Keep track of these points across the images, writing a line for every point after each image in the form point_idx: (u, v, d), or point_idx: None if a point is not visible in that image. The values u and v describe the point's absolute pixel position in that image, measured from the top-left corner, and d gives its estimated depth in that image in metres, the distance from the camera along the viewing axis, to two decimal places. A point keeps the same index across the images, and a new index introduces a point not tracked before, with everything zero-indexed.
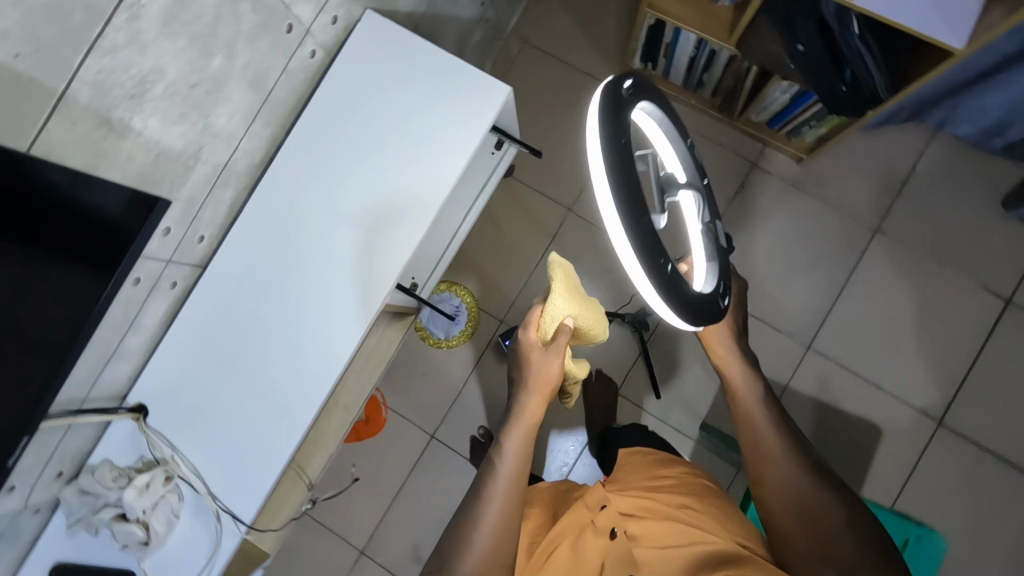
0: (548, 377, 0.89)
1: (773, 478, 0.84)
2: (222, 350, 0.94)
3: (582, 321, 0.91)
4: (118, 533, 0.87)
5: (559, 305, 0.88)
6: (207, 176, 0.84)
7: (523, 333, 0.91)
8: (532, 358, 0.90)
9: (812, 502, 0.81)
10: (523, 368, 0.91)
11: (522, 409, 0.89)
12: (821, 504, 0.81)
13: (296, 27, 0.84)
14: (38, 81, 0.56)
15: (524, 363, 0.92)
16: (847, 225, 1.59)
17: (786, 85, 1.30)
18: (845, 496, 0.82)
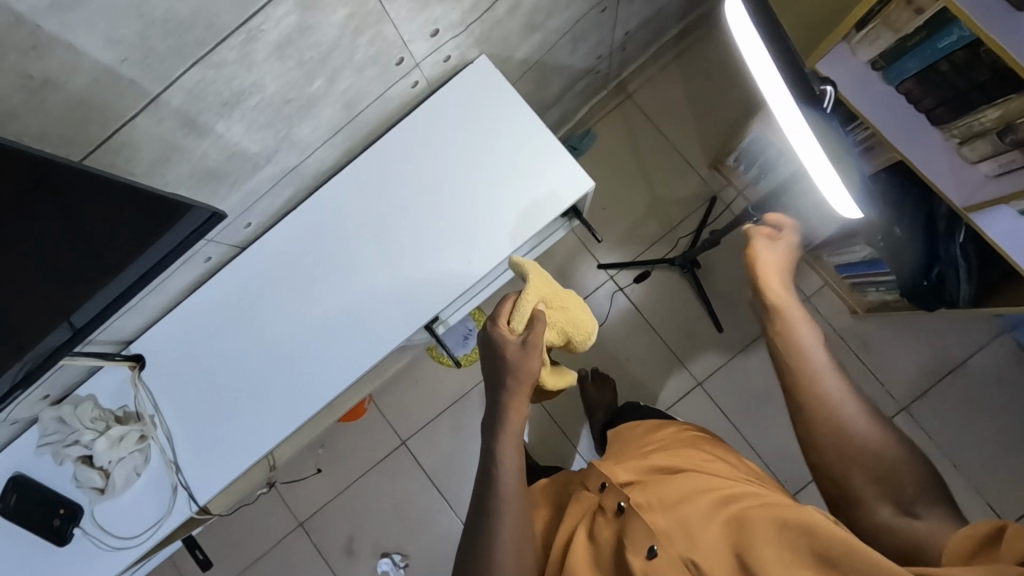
0: (528, 376, 0.81)
1: (834, 437, 0.69)
2: (232, 334, 0.94)
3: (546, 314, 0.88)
4: (80, 472, 0.90)
5: (531, 298, 0.83)
6: (273, 176, 0.83)
7: (492, 330, 0.82)
8: (506, 356, 0.81)
9: (872, 458, 0.68)
10: (496, 368, 0.82)
11: (506, 410, 0.81)
12: (887, 461, 0.67)
13: (406, 61, 0.82)
14: (137, 85, 0.55)
15: (496, 365, 0.82)
16: (874, 392, 1.54)
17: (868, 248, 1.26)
18: (903, 442, 0.68)
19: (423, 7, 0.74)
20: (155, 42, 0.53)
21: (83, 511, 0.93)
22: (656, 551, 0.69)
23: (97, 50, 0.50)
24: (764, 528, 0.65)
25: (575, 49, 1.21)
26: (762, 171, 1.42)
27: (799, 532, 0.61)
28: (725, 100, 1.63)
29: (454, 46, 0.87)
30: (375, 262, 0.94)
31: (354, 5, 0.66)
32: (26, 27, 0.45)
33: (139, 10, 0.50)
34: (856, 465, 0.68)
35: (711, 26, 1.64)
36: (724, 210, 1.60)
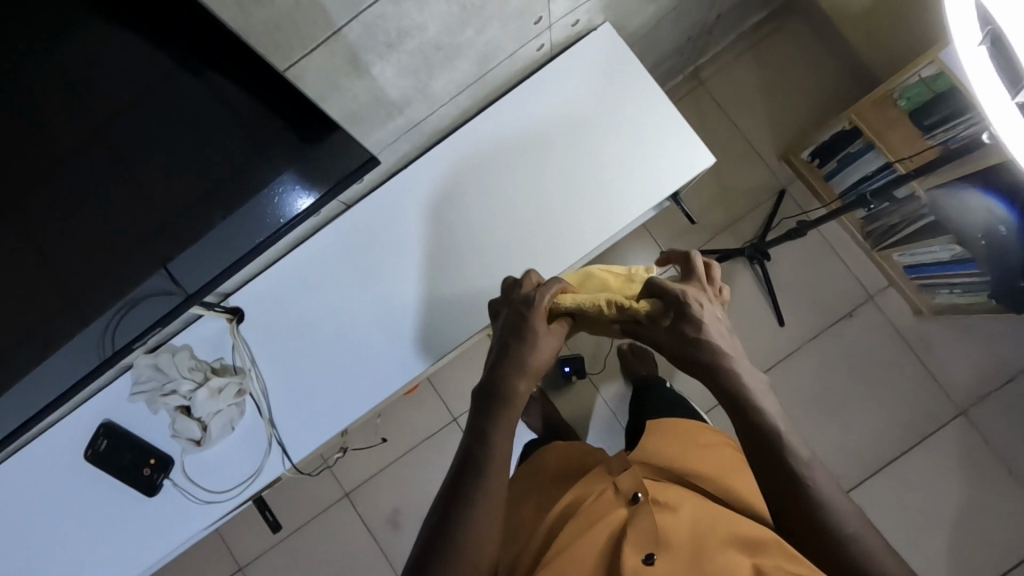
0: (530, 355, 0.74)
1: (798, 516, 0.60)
2: (334, 294, 0.93)
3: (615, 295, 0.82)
4: (178, 422, 0.88)
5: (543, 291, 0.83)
6: (397, 131, 0.82)
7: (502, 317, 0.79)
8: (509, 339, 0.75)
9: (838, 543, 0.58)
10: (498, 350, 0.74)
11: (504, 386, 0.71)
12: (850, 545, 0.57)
13: (543, 21, 0.80)
14: (327, 13, 0.54)
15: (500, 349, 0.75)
16: (932, 395, 1.53)
17: (948, 249, 1.24)
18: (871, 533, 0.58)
19: None
20: None
21: (174, 463, 0.92)
22: (653, 563, 0.66)
23: None
24: (774, 573, 0.60)
25: (674, 27, 1.19)
26: (841, 165, 1.40)
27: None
28: (799, 94, 1.61)
29: (586, 9, 0.85)
30: (481, 227, 0.92)
31: None
32: None
33: None
34: (807, 530, 0.59)
35: (789, 18, 1.63)
36: (792, 204, 1.58)
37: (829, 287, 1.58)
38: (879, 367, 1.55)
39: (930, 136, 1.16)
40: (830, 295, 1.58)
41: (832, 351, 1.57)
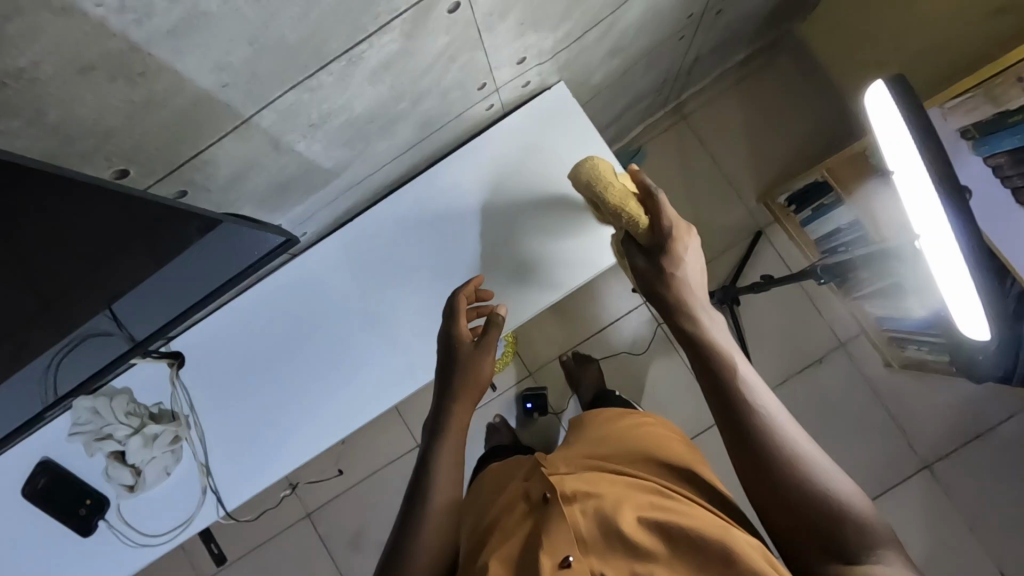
0: (480, 377, 0.77)
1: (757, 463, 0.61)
2: (273, 344, 0.92)
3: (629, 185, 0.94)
4: (112, 468, 0.88)
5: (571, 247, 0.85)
6: (338, 190, 0.80)
7: (453, 326, 0.80)
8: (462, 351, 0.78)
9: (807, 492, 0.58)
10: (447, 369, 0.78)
11: (450, 418, 0.75)
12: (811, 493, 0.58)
13: (488, 86, 0.78)
14: (232, 107, 0.52)
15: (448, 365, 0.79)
16: (898, 447, 1.51)
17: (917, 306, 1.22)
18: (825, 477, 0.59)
19: (519, 36, 0.70)
20: (259, 66, 0.49)
21: (109, 504, 0.92)
22: (570, 565, 0.57)
23: (203, 75, 0.47)
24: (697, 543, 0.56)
25: (646, 73, 1.17)
26: (816, 214, 1.38)
27: (723, 559, 0.55)
28: (781, 134, 1.58)
29: (537, 71, 0.83)
30: (423, 283, 0.90)
31: (455, 35, 0.62)
32: (138, 54, 0.41)
33: (253, 37, 0.46)
34: (761, 475, 0.60)
35: (775, 55, 1.59)
36: (768, 246, 1.56)
37: (801, 331, 1.57)
38: (847, 415, 1.53)
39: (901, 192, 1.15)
40: (802, 340, 1.56)
41: (801, 397, 1.55)
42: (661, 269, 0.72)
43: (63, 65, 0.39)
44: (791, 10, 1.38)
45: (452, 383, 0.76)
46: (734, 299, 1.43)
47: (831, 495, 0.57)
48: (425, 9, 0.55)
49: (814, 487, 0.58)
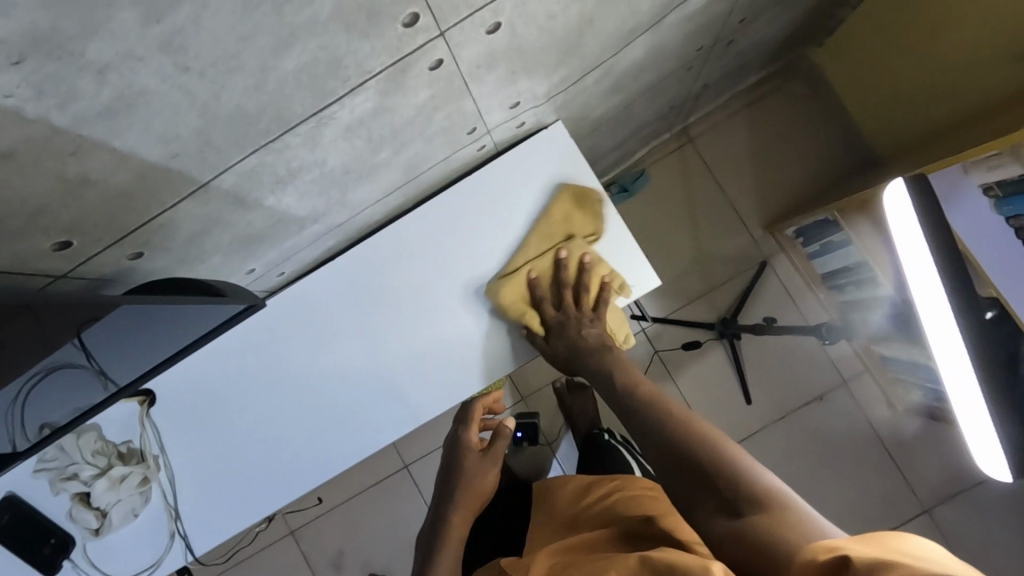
0: (483, 487, 0.84)
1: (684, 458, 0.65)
2: (247, 387, 0.88)
3: (594, 218, 0.87)
4: (75, 510, 0.85)
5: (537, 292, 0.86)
6: (316, 233, 0.76)
7: (462, 432, 0.85)
8: (467, 461, 0.84)
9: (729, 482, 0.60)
10: (452, 476, 0.84)
11: (450, 526, 0.82)
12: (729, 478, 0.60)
13: (478, 130, 0.73)
14: (186, 174, 0.48)
15: (454, 470, 0.85)
16: (897, 490, 1.46)
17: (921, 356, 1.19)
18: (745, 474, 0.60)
19: (509, 84, 0.65)
20: (213, 136, 0.45)
21: (74, 544, 0.88)
22: None
23: (146, 148, 0.42)
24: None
25: (651, 103, 1.11)
26: (824, 250, 1.33)
27: None
28: (790, 161, 1.53)
29: (533, 113, 0.78)
30: (409, 326, 0.87)
31: (438, 89, 0.57)
32: (66, 136, 0.37)
33: (202, 109, 0.41)
34: (679, 474, 0.64)
35: (788, 78, 1.53)
36: (773, 277, 1.51)
37: (803, 366, 1.52)
38: (846, 454, 1.49)
39: None
40: (804, 375, 1.52)
41: (799, 433, 1.50)
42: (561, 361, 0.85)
43: None
44: (807, 35, 1.32)
45: (451, 481, 0.84)
46: (733, 334, 1.41)
47: (746, 483, 0.58)
48: (403, 68, 0.50)
49: (723, 476, 0.60)
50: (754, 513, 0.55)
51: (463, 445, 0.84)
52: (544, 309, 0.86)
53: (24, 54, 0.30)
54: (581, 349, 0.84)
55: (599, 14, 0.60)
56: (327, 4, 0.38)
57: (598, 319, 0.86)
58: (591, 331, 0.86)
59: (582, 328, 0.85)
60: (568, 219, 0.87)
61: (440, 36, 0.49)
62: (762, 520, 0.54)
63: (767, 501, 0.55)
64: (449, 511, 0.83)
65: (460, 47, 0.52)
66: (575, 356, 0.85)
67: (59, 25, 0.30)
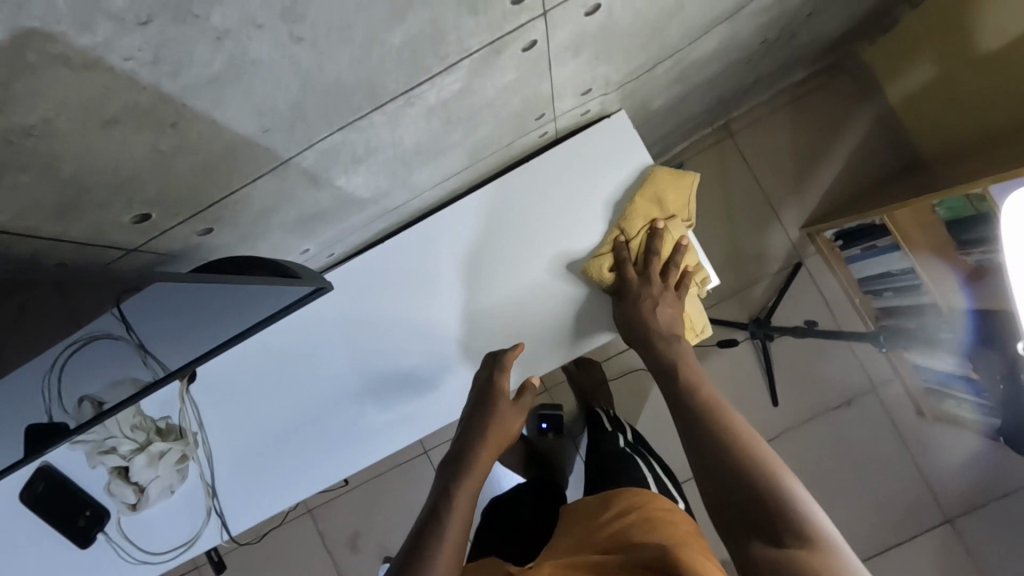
0: (507, 432, 0.78)
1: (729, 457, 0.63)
2: (291, 368, 0.86)
3: (687, 200, 0.84)
4: (114, 485, 0.84)
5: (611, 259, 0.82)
6: (372, 215, 0.74)
7: (495, 373, 0.79)
8: (499, 405, 0.78)
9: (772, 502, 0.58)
10: (484, 408, 0.77)
11: (472, 460, 0.74)
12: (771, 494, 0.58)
13: (547, 115, 0.71)
14: (272, 150, 0.46)
15: (486, 404, 0.78)
16: (920, 500, 1.44)
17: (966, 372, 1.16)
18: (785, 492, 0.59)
19: (589, 69, 0.62)
20: (306, 111, 0.43)
21: (110, 517, 0.87)
22: None
23: (243, 121, 0.40)
24: None
25: (704, 96, 1.08)
26: (866, 253, 1.30)
27: None
28: (831, 162, 1.50)
29: (600, 101, 0.76)
30: (457, 321, 0.85)
31: (523, 71, 0.55)
32: (170, 106, 0.35)
33: (303, 83, 0.39)
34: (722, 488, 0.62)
35: (834, 76, 1.49)
36: (807, 278, 1.48)
37: (833, 369, 1.49)
38: (871, 461, 1.47)
39: (965, 249, 1.09)
40: (833, 379, 1.49)
41: (825, 438, 1.48)
42: (626, 325, 0.80)
43: (80, 121, 0.32)
44: (861, 33, 1.29)
45: (478, 419, 0.77)
46: (766, 335, 1.38)
47: (797, 518, 0.56)
48: (498, 49, 0.48)
49: (775, 504, 0.58)
50: (801, 548, 0.54)
51: (497, 387, 0.78)
52: (625, 269, 0.81)
53: (153, 15, 0.28)
54: (653, 325, 0.78)
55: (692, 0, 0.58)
56: None
57: (675, 298, 0.82)
58: (665, 306, 0.80)
59: (655, 300, 0.80)
60: (651, 203, 0.82)
61: (541, 16, 0.47)
62: (811, 560, 0.53)
63: (814, 542, 0.54)
64: (475, 449, 0.75)
65: (557, 29, 0.50)
66: (644, 325, 0.79)
67: None
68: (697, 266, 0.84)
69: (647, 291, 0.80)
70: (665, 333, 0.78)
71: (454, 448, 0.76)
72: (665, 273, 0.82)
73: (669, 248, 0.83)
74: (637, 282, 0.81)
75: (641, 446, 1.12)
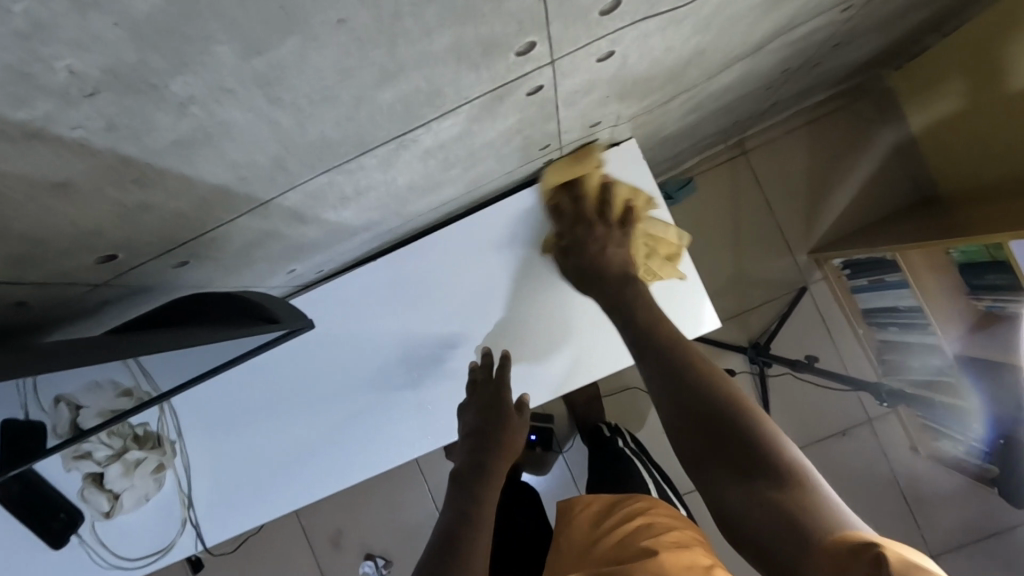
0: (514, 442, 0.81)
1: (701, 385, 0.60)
2: (274, 383, 0.85)
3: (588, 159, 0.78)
4: (88, 492, 0.82)
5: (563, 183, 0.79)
6: (364, 239, 0.71)
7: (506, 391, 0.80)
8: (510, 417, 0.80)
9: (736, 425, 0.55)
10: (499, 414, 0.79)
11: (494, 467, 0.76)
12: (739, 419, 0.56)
13: (552, 146, 0.67)
14: (252, 195, 0.42)
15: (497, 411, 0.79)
16: (906, 533, 1.42)
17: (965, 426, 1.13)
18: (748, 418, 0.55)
19: (600, 107, 0.59)
20: (287, 161, 0.39)
21: (84, 520, 0.85)
22: None
23: (215, 174, 0.37)
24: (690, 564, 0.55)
25: (720, 120, 1.04)
26: (873, 286, 1.27)
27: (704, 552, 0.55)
28: (845, 187, 1.46)
29: (610, 131, 0.72)
30: (451, 345, 0.82)
31: (528, 113, 0.51)
32: (132, 166, 0.32)
33: (281, 139, 0.36)
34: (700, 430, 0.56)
35: (856, 98, 1.44)
36: (811, 305, 1.45)
37: (831, 398, 1.47)
38: (861, 492, 1.45)
39: (976, 295, 1.06)
40: (830, 408, 1.47)
41: (817, 466, 1.46)
42: (578, 274, 0.76)
43: (26, 184, 0.30)
44: (887, 58, 1.24)
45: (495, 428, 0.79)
46: (764, 362, 1.36)
47: (782, 459, 0.52)
48: (501, 96, 0.45)
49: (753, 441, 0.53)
50: (781, 492, 0.50)
51: (506, 399, 0.80)
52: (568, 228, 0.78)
53: (100, 87, 0.25)
54: (603, 265, 0.75)
55: (712, 45, 0.54)
56: (445, 38, 0.32)
57: (623, 237, 0.78)
58: (613, 247, 0.77)
59: (601, 243, 0.77)
60: (573, 167, 0.78)
61: (549, 65, 0.43)
62: (797, 503, 0.49)
63: (795, 484, 0.50)
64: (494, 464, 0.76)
65: (566, 75, 0.46)
66: (594, 269, 0.75)
67: (146, 60, 0.24)
68: (636, 194, 0.80)
69: (592, 241, 0.76)
70: (617, 274, 0.74)
71: (465, 461, 0.76)
72: (602, 212, 0.78)
73: (594, 190, 0.79)
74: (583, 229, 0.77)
75: (645, 452, 1.02)
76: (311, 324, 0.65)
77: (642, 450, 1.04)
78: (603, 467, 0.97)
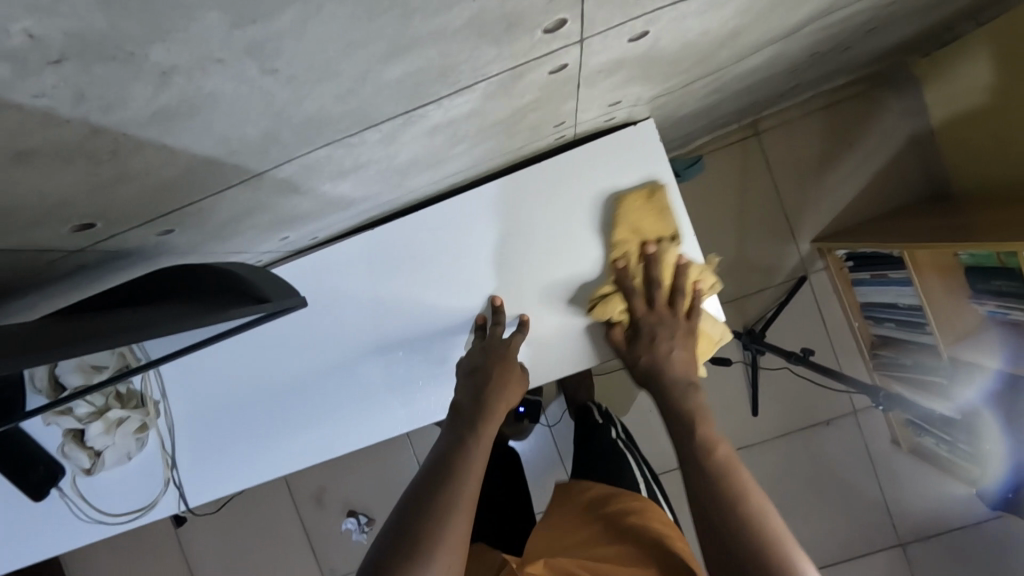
0: (510, 388, 0.73)
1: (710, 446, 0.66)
2: (263, 346, 0.82)
3: (667, 220, 0.74)
4: (68, 447, 0.81)
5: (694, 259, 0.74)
6: (362, 209, 0.67)
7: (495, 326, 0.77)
8: (503, 365, 0.73)
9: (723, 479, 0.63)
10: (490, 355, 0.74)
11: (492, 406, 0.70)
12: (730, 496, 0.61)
13: (566, 124, 0.62)
14: (243, 166, 0.39)
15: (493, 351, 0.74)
16: (877, 521, 1.46)
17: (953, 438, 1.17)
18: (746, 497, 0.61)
19: (622, 88, 0.55)
20: (283, 135, 0.36)
21: (65, 474, 0.84)
22: None
23: (204, 146, 0.33)
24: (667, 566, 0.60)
25: (739, 101, 0.99)
26: (875, 280, 1.25)
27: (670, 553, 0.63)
28: (857, 175, 1.42)
29: (627, 111, 0.67)
30: (443, 319, 0.79)
31: (545, 93, 0.48)
32: (106, 137, 0.28)
33: (276, 113, 0.32)
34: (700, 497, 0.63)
35: (877, 84, 1.39)
36: (809, 294, 1.44)
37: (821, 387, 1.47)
38: (838, 478, 1.47)
39: (980, 299, 1.06)
40: (818, 397, 1.47)
41: (799, 452, 1.48)
42: (636, 374, 0.75)
43: None
44: (917, 46, 1.18)
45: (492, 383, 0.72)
46: (757, 349, 1.35)
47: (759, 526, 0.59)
48: (521, 72, 0.41)
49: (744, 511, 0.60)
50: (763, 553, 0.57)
51: (504, 349, 0.74)
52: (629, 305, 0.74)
53: (67, 54, 0.21)
54: (662, 371, 0.73)
55: (749, 28, 0.50)
56: (467, 12, 0.29)
57: (687, 332, 0.74)
58: (676, 346, 0.74)
59: (673, 342, 0.73)
60: (642, 216, 0.74)
61: (575, 44, 0.39)
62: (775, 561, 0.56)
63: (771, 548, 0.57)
64: (493, 407, 0.70)
65: (591, 55, 0.42)
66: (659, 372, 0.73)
67: (121, 27, 0.21)
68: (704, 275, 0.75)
69: (653, 331, 0.74)
70: (683, 378, 0.72)
71: (468, 397, 0.71)
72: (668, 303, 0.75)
73: (669, 274, 0.74)
74: (649, 316, 0.74)
75: (634, 445, 1.02)
76: (303, 303, 0.60)
77: (631, 442, 1.05)
78: (591, 460, 0.97)
